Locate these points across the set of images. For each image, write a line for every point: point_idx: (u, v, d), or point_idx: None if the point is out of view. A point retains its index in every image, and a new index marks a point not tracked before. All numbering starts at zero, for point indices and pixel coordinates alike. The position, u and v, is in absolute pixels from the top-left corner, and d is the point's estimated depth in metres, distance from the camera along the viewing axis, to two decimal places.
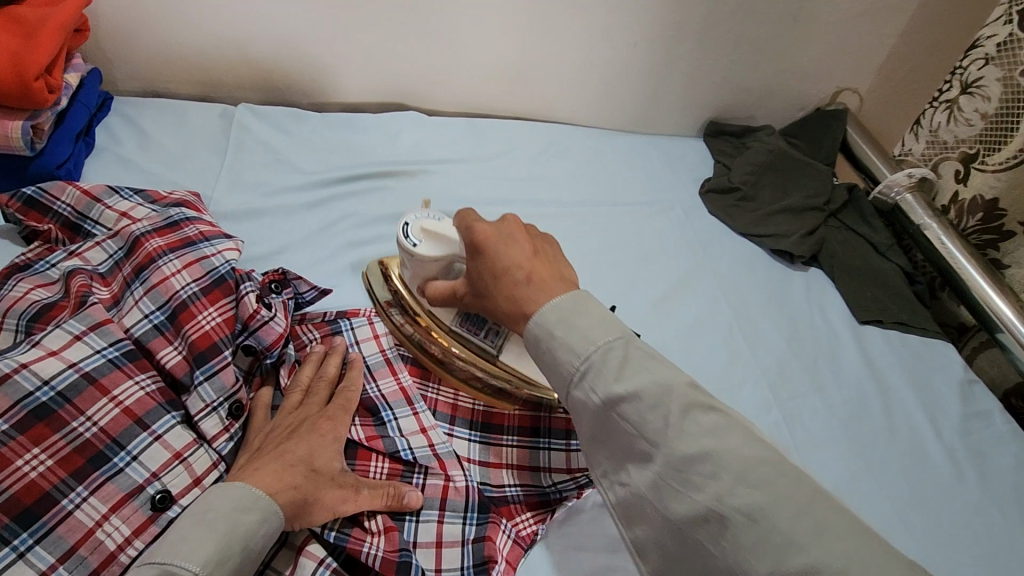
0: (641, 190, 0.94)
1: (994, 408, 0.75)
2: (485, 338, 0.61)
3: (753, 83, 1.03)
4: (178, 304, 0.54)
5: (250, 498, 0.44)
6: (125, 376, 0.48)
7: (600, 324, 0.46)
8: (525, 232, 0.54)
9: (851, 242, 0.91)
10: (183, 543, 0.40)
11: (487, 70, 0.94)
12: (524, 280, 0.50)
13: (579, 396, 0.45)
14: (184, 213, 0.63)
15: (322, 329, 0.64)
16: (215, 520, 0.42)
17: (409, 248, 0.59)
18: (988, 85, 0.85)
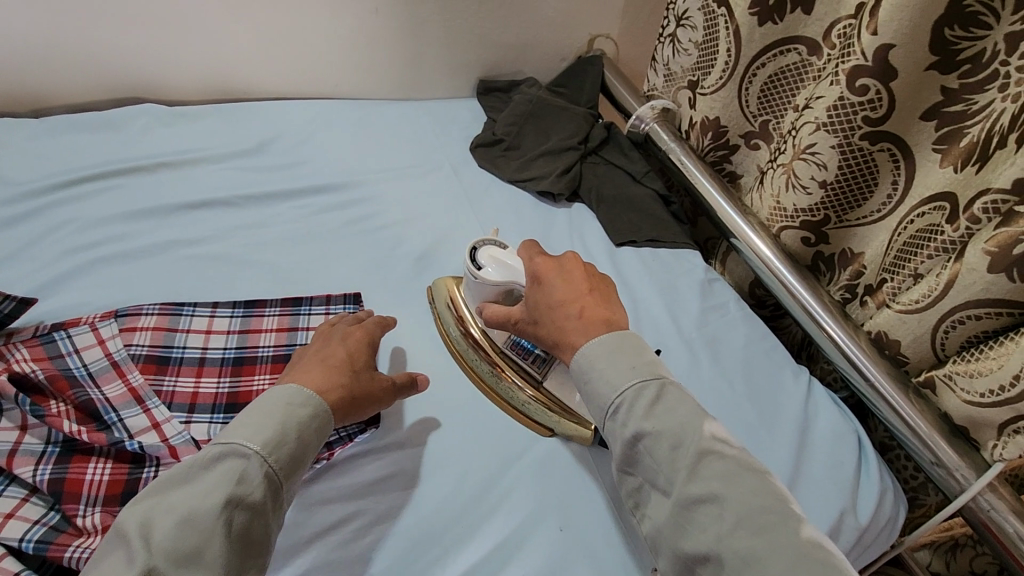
0: (411, 154, 0.95)
1: (728, 299, 0.85)
2: (532, 363, 0.66)
3: (510, 38, 1.08)
4: None
5: (303, 396, 0.52)
6: None
7: (635, 344, 0.53)
8: (546, 258, 0.62)
9: (609, 174, 0.98)
10: (242, 430, 0.48)
11: (229, 54, 0.91)
12: (575, 316, 0.56)
13: (611, 429, 0.50)
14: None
15: (32, 344, 0.60)
16: (270, 412, 0.50)
17: (474, 271, 0.64)
18: (693, 16, 0.94)
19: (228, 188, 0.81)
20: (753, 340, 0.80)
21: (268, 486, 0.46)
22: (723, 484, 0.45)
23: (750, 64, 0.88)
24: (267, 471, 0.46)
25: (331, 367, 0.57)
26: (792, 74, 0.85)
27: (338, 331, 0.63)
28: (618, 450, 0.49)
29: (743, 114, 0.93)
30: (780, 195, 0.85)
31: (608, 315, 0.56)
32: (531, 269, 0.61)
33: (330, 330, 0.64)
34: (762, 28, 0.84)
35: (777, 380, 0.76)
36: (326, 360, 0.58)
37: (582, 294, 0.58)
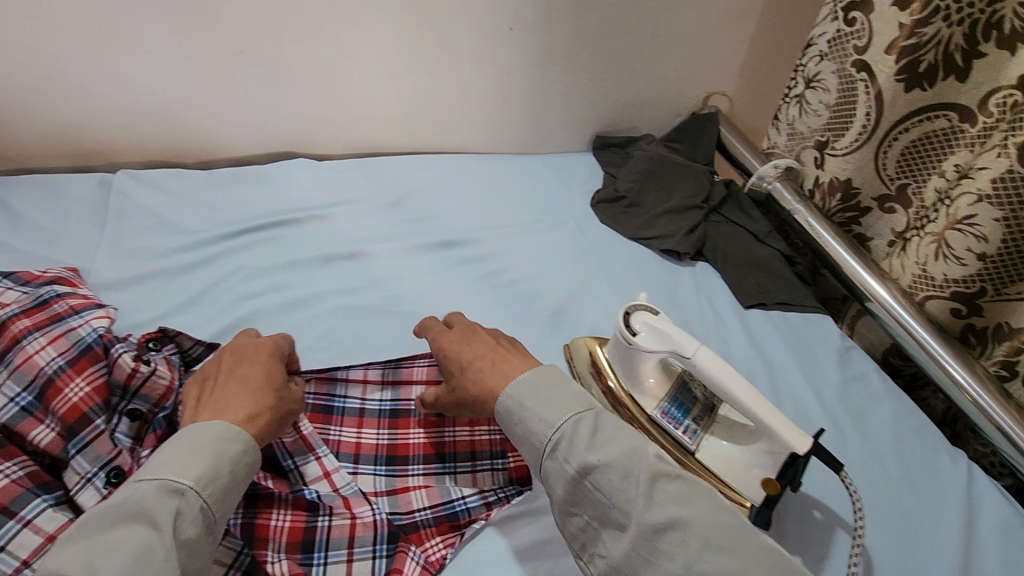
0: (534, 208, 0.98)
1: (869, 369, 0.82)
2: (682, 433, 0.64)
3: (629, 97, 1.10)
4: (43, 381, 0.55)
5: (233, 431, 0.48)
6: None
7: (542, 393, 0.51)
8: (489, 329, 0.62)
9: (732, 234, 0.97)
10: (173, 465, 0.44)
11: (372, 114, 0.98)
12: (489, 364, 0.56)
13: (547, 468, 0.48)
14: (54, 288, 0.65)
15: None
16: (200, 444, 0.46)
17: (629, 337, 0.64)
18: (826, 78, 0.92)
19: (373, 240, 0.86)
20: (902, 416, 0.76)
21: (204, 523, 0.44)
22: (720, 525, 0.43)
23: (891, 128, 0.85)
24: (203, 508, 0.44)
25: (260, 390, 0.52)
26: (940, 140, 0.81)
27: (246, 351, 0.56)
28: (563, 486, 0.47)
29: (879, 176, 0.89)
30: (927, 263, 0.81)
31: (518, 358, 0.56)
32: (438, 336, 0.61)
33: (234, 347, 0.57)
34: (909, 93, 0.81)
35: (932, 463, 0.72)
36: (247, 381, 0.53)
37: (493, 347, 0.58)
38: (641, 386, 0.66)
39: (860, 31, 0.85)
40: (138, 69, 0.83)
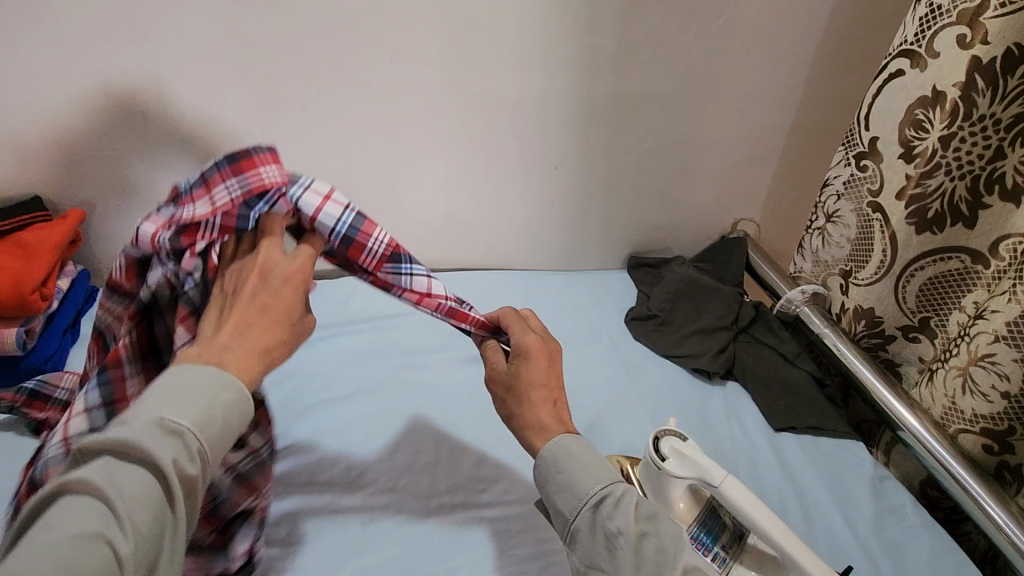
0: (571, 324, 1.06)
1: (904, 501, 0.82)
2: (712, 560, 0.65)
3: (660, 222, 1.20)
4: None
5: (226, 379, 0.49)
6: None
7: (581, 457, 0.58)
8: (540, 340, 0.66)
9: (762, 355, 1.02)
10: (179, 404, 0.46)
11: (429, 236, 1.11)
12: (549, 404, 0.62)
13: (577, 525, 0.55)
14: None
15: None
16: (194, 391, 0.47)
17: (658, 461, 0.68)
18: (844, 215, 1.00)
19: (423, 352, 0.95)
20: (940, 555, 0.76)
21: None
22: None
23: (907, 266, 0.91)
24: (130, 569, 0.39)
25: (273, 326, 0.54)
26: (956, 279, 0.87)
27: (276, 270, 0.55)
28: (598, 538, 0.54)
29: (901, 309, 0.94)
30: (956, 397, 0.83)
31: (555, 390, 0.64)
32: (522, 343, 0.65)
33: (267, 263, 0.55)
34: (920, 236, 0.88)
35: None
36: (268, 313, 0.54)
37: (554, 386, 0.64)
38: (670, 509, 0.68)
39: (872, 177, 0.93)
40: None
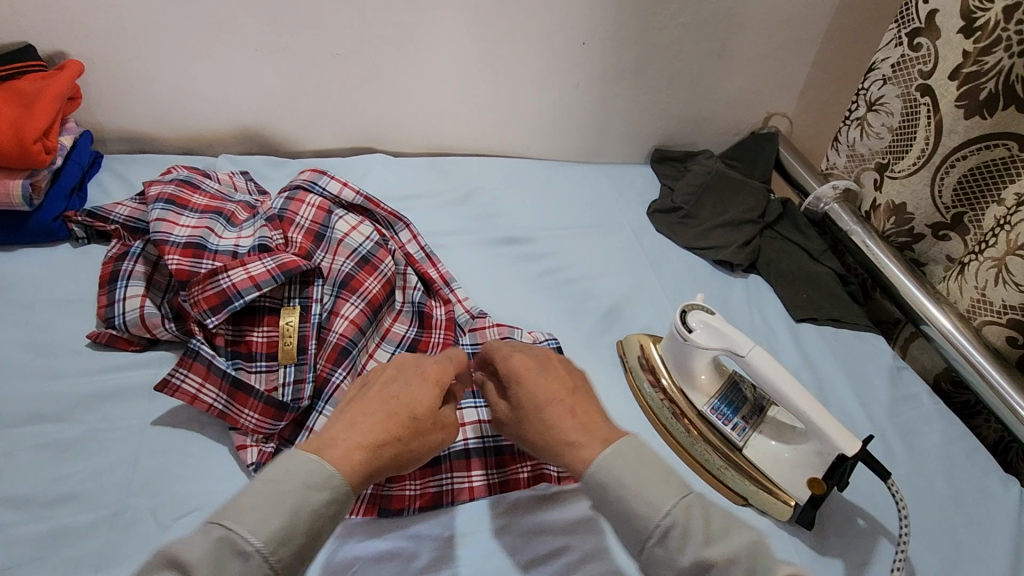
0: (592, 213, 1.03)
1: (921, 391, 0.82)
2: (732, 429, 0.66)
3: (690, 113, 1.14)
4: (274, 215, 0.74)
5: (325, 474, 0.43)
6: (256, 258, 0.66)
7: (633, 466, 0.47)
8: (523, 353, 0.59)
9: (787, 250, 0.99)
10: (247, 515, 0.39)
11: (446, 119, 1.05)
12: (569, 415, 0.53)
13: (654, 556, 0.44)
14: (277, 203, 0.76)
15: (320, 208, 0.76)
16: (284, 490, 0.41)
17: (684, 333, 0.67)
18: (889, 102, 0.94)
19: (441, 233, 0.92)
20: (953, 440, 0.76)
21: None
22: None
23: (947, 155, 0.86)
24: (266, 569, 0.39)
25: (387, 419, 0.50)
26: (998, 169, 0.82)
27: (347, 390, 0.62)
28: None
29: (934, 205, 0.90)
30: (986, 288, 0.81)
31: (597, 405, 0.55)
32: (507, 368, 0.58)
33: (403, 362, 0.56)
34: (967, 120, 0.82)
35: (982, 489, 0.72)
36: (395, 402, 0.51)
37: (568, 393, 0.56)
38: (692, 382, 0.69)
39: (925, 57, 0.87)
40: (249, 67, 0.92)
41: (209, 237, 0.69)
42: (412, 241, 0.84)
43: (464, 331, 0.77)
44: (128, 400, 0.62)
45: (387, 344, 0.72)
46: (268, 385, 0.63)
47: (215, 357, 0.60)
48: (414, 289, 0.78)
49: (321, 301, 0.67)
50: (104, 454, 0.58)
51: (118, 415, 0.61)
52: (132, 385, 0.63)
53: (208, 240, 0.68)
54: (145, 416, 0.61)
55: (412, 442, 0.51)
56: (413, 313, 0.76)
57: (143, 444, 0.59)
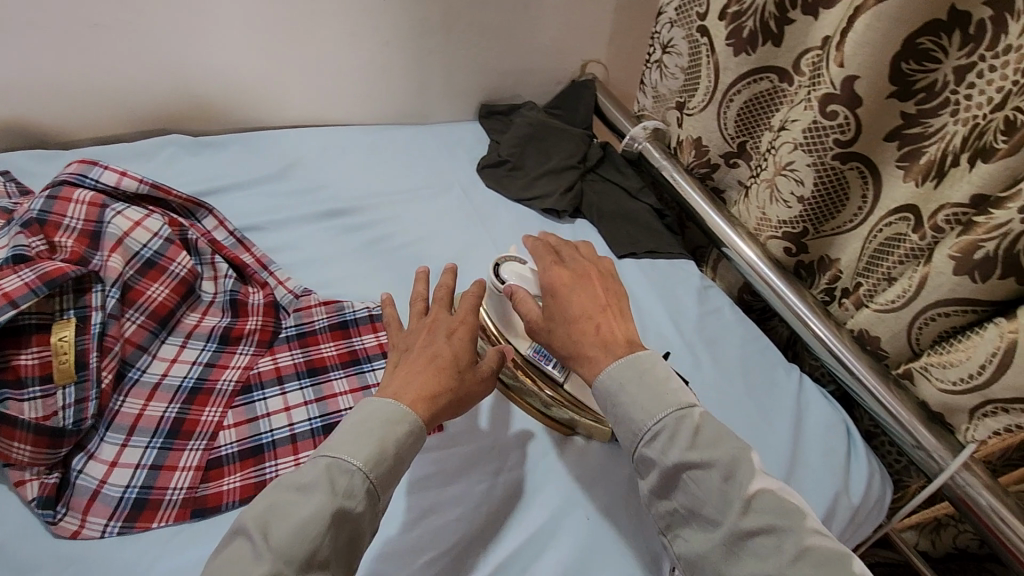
0: (421, 176, 1.01)
1: (722, 304, 0.93)
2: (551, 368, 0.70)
3: (509, 66, 1.15)
4: (32, 219, 0.65)
5: (400, 414, 0.52)
6: (9, 271, 0.59)
7: (644, 390, 0.56)
8: (566, 270, 0.68)
9: (608, 191, 1.05)
10: (344, 446, 0.49)
11: (248, 90, 0.97)
12: (592, 330, 0.62)
13: (644, 453, 0.54)
14: (35, 204, 0.67)
15: (95, 201, 0.68)
16: (370, 427, 0.51)
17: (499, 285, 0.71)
18: (677, 44, 1.01)
19: (255, 215, 0.86)
20: (748, 343, 0.87)
21: (369, 499, 0.48)
22: (822, 557, 0.47)
23: (726, 90, 0.95)
24: (369, 487, 0.48)
25: (441, 371, 0.56)
26: (766, 99, 0.92)
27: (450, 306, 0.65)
28: (656, 473, 0.53)
29: (722, 137, 0.99)
30: (766, 207, 0.92)
31: (609, 306, 0.65)
32: (547, 281, 0.67)
33: (436, 323, 0.62)
34: (737, 57, 0.91)
35: (771, 379, 0.83)
36: (439, 361, 0.57)
37: (601, 310, 0.64)
38: (514, 330, 0.72)
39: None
40: None
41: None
42: (219, 228, 0.78)
43: (287, 312, 0.73)
44: None
45: (196, 340, 0.68)
46: (45, 412, 0.56)
47: None
48: (226, 277, 0.74)
49: (103, 307, 0.62)
50: None
51: None
52: None
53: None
54: None
55: (461, 394, 0.57)
56: (225, 302, 0.72)
57: None
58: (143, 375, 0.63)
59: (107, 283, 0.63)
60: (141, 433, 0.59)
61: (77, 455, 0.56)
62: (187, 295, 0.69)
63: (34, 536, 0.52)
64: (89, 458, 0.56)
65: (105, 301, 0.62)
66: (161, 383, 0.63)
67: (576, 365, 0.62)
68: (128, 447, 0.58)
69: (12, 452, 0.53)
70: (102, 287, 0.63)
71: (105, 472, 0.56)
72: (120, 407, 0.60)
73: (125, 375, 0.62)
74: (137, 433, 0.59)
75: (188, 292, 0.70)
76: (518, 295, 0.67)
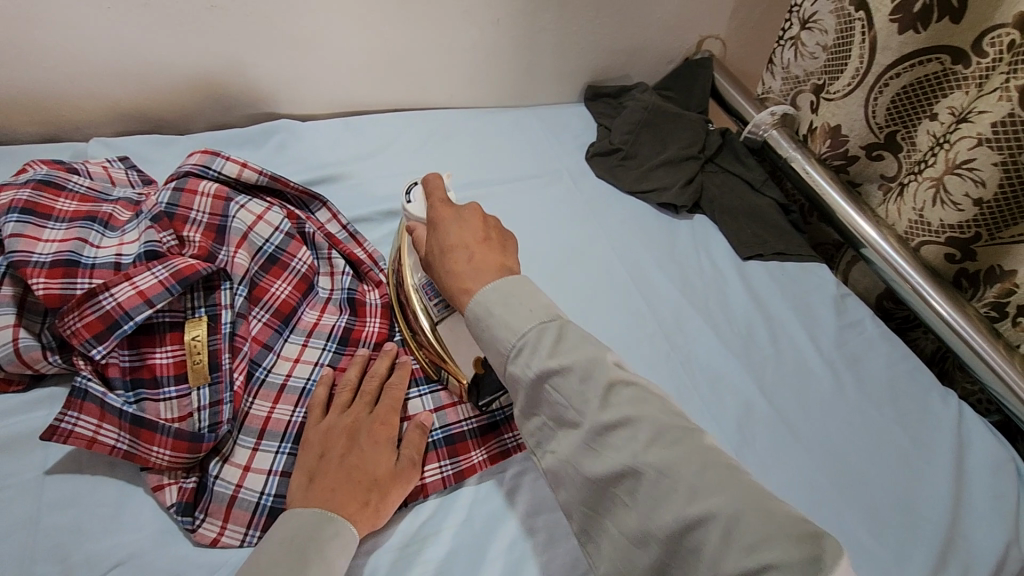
0: (528, 164, 0.96)
1: (864, 316, 0.83)
2: (432, 307, 0.62)
3: (621, 43, 1.07)
4: (161, 212, 0.64)
5: (326, 523, 0.49)
6: (144, 267, 0.58)
7: (514, 310, 0.48)
8: (448, 203, 0.60)
9: (729, 184, 0.97)
10: (275, 568, 0.46)
11: (354, 72, 0.94)
12: (465, 258, 0.53)
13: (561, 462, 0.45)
14: (163, 196, 0.66)
15: (218, 193, 0.67)
16: (298, 543, 0.47)
17: (405, 204, 0.65)
18: (822, 19, 0.90)
19: (366, 205, 0.84)
20: (896, 361, 0.78)
21: None
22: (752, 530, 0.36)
23: (882, 73, 0.83)
24: None
25: (354, 488, 0.52)
26: (931, 84, 0.80)
27: (363, 425, 0.57)
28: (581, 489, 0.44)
29: (868, 125, 0.88)
30: (924, 209, 0.81)
31: (501, 262, 0.53)
32: (429, 213, 0.59)
33: (356, 424, 0.57)
34: (902, 35, 0.78)
35: (926, 405, 0.74)
36: (359, 472, 0.53)
37: (477, 242, 0.54)
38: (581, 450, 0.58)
39: None
40: (106, 31, 0.77)
41: (83, 250, 0.59)
42: (332, 221, 0.76)
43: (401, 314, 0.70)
44: (19, 449, 0.54)
45: (317, 339, 0.65)
46: (180, 413, 0.56)
47: (108, 393, 0.53)
48: (342, 273, 0.71)
49: (231, 305, 0.61)
50: None
51: (8, 470, 0.52)
52: (21, 432, 0.54)
53: (82, 255, 0.59)
54: (44, 466, 0.53)
55: (382, 506, 0.53)
56: (343, 300, 0.69)
57: (44, 500, 0.51)
58: (269, 375, 0.61)
59: (233, 280, 0.62)
60: (270, 437, 0.58)
61: (212, 460, 0.55)
62: (308, 293, 0.68)
63: (169, 542, 0.51)
64: (225, 461, 0.55)
65: (233, 301, 0.61)
66: (287, 385, 0.61)
67: (443, 293, 0.53)
68: (258, 451, 0.57)
69: (151, 456, 0.52)
70: (228, 285, 0.62)
71: (239, 476, 0.55)
72: (248, 410, 0.58)
73: (252, 375, 0.60)
74: (266, 437, 0.57)
75: (309, 289, 0.68)
76: (415, 232, 0.62)
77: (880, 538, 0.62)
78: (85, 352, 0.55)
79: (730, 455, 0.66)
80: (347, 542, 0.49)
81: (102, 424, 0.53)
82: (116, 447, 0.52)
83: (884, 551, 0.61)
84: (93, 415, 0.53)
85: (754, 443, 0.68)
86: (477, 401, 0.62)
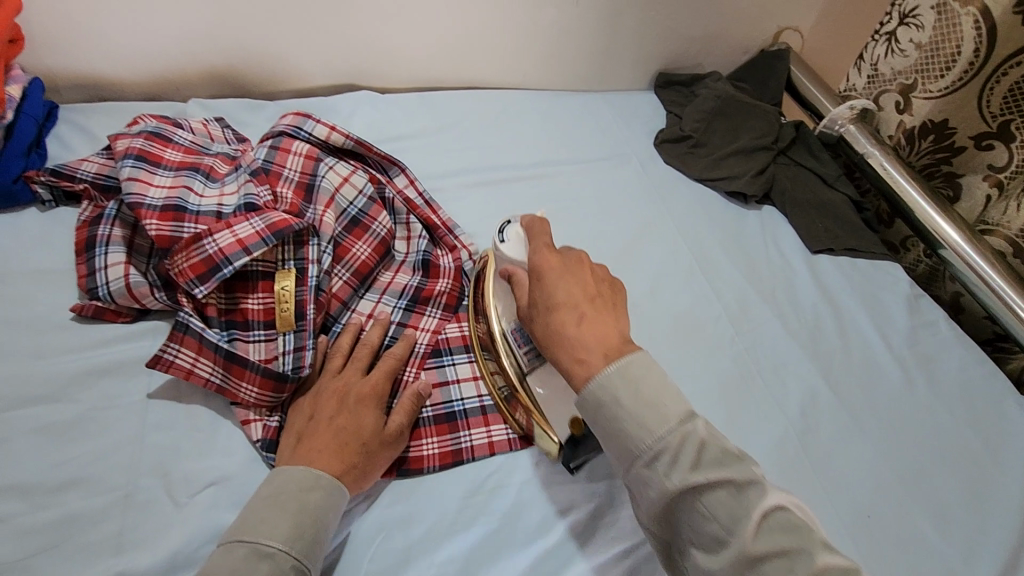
0: (599, 146, 0.96)
1: (938, 317, 0.80)
2: (522, 354, 0.59)
3: (697, 32, 1.06)
4: (259, 167, 0.68)
5: (313, 479, 0.50)
6: (242, 218, 0.61)
7: None
8: (553, 250, 0.55)
9: (800, 177, 0.95)
10: (262, 526, 0.46)
11: (432, 48, 0.96)
12: (575, 325, 0.49)
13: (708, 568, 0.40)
14: (260, 153, 0.70)
15: (310, 154, 0.70)
16: (284, 502, 0.48)
17: (496, 242, 0.61)
18: (922, 15, 0.87)
19: (440, 175, 0.86)
20: (970, 364, 0.75)
21: None
22: None
23: (1001, 63, 0.80)
24: (295, 563, 0.45)
25: (340, 450, 0.52)
26: None
27: (353, 391, 0.57)
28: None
29: (980, 115, 0.85)
30: None
31: (617, 334, 0.49)
32: (533, 260, 0.54)
33: (346, 388, 0.58)
34: None
35: (1000, 412, 0.71)
36: (347, 434, 0.53)
37: (585, 299, 0.51)
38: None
39: None
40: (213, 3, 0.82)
41: (189, 197, 0.63)
42: (409, 186, 0.78)
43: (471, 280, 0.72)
44: (125, 374, 0.58)
45: (390, 297, 0.68)
46: (267, 355, 0.60)
47: (207, 330, 0.57)
48: (419, 238, 0.73)
49: (318, 261, 0.63)
50: (105, 434, 0.54)
51: (117, 392, 0.57)
52: (128, 359, 0.59)
53: (189, 202, 0.63)
54: (148, 392, 0.57)
55: (369, 467, 0.53)
56: (417, 262, 0.72)
57: (147, 421, 0.55)
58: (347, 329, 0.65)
59: (317, 237, 0.64)
60: None
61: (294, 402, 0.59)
62: (386, 255, 0.70)
63: (257, 471, 0.55)
64: None
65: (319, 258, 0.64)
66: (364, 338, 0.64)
67: (552, 361, 0.49)
68: None
69: (241, 392, 0.56)
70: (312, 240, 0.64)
71: None
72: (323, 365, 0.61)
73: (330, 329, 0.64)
74: None
75: (386, 252, 0.71)
76: (515, 274, 0.56)
77: (946, 538, 0.60)
78: (189, 291, 0.59)
79: (793, 441, 0.66)
80: (337, 500, 0.50)
81: (199, 357, 0.56)
82: (210, 380, 0.56)
83: (951, 551, 0.60)
84: (192, 348, 0.56)
85: (818, 433, 0.67)
86: (570, 460, 0.58)
